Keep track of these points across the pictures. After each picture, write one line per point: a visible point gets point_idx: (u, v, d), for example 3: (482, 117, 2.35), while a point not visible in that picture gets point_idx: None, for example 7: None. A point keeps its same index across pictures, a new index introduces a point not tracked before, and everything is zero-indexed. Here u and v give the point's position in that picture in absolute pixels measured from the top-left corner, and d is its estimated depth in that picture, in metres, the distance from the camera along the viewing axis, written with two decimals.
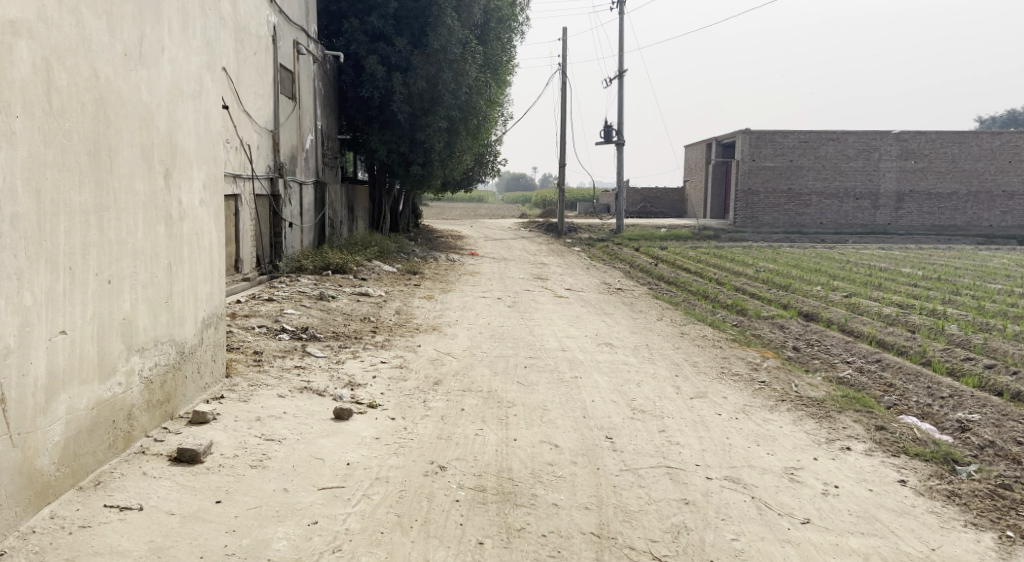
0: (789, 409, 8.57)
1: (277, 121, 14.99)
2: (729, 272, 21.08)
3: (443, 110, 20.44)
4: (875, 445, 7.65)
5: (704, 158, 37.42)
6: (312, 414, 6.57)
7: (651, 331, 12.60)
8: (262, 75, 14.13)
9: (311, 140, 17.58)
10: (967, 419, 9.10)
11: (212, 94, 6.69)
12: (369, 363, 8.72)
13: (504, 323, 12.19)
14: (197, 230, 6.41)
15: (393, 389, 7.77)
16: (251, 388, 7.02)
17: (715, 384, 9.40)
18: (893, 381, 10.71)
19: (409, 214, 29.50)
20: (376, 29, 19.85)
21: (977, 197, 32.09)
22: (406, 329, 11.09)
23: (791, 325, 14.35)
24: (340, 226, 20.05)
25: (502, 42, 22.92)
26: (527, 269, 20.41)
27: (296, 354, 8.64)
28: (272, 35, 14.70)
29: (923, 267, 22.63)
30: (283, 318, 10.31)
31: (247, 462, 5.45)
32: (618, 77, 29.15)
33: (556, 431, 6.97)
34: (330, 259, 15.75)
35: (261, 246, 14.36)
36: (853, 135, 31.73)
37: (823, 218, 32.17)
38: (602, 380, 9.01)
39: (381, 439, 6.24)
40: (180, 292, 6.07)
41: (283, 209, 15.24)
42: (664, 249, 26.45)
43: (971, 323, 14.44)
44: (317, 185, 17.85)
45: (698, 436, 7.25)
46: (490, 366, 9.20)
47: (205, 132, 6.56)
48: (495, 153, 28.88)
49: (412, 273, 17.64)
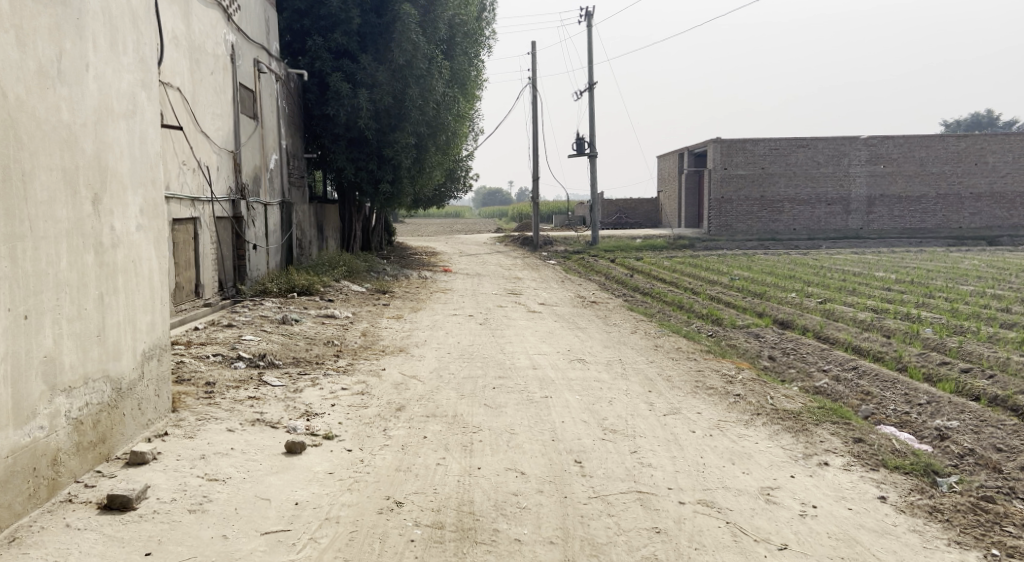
0: (765, 423, 8.29)
1: (238, 141, 14.62)
2: (703, 281, 20.88)
3: (410, 126, 20.14)
4: (853, 459, 7.37)
5: (677, 167, 37.35)
6: (261, 450, 6.28)
7: (626, 345, 12.33)
8: (220, 95, 13.77)
9: (275, 159, 17.21)
10: (946, 427, 8.88)
11: (149, 113, 6.38)
12: (329, 391, 8.37)
13: (474, 341, 11.86)
14: (134, 257, 6.11)
15: (352, 417, 7.43)
16: (197, 423, 6.71)
17: (689, 398, 9.13)
18: (870, 389, 10.49)
19: (381, 232, 29.11)
20: (340, 46, 19.50)
21: (945, 199, 32.17)
22: (371, 352, 10.73)
23: (766, 333, 14.13)
24: (308, 246, 19.65)
25: (468, 56, 22.67)
26: (500, 284, 20.10)
27: (251, 385, 8.28)
28: (230, 53, 14.33)
29: (896, 270, 22.56)
30: (240, 345, 9.95)
31: (185, 506, 5.15)
32: (589, 89, 29.00)
33: (523, 457, 6.65)
34: (295, 281, 15.30)
35: (223, 269, 13.96)
36: (822, 141, 31.76)
37: (795, 225, 32.13)
38: (573, 399, 8.71)
39: (335, 474, 5.92)
40: (115, 325, 5.77)
41: (246, 231, 14.85)
42: (640, 260, 26.24)
43: (945, 326, 14.28)
44: (282, 205, 17.48)
45: (671, 456, 6.95)
46: (457, 388, 8.86)
47: (141, 153, 6.25)
48: (467, 168, 28.59)
49: (382, 292, 17.28)
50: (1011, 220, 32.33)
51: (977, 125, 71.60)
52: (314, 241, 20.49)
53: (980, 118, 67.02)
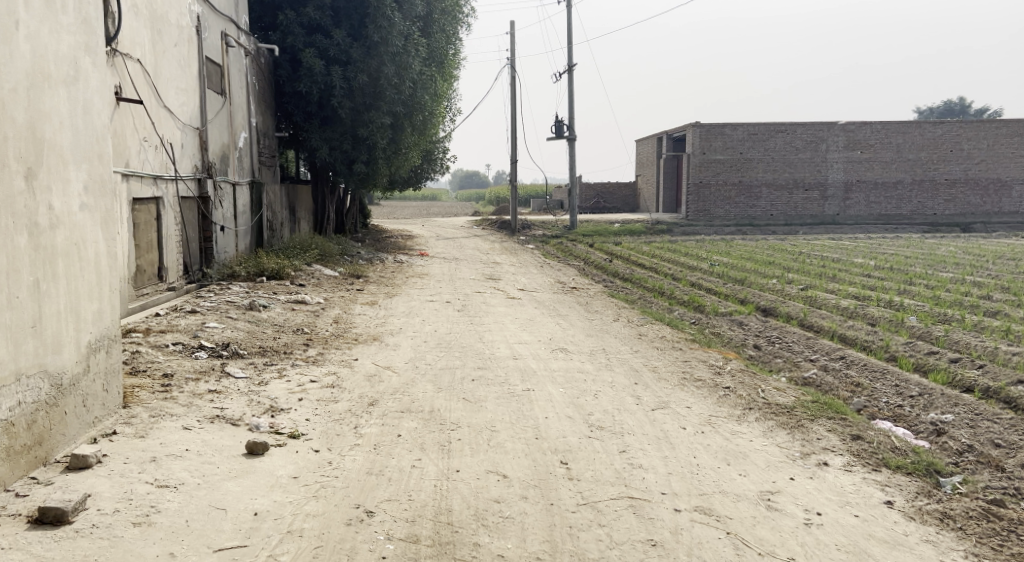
0: (759, 419, 7.82)
1: (205, 118, 13.97)
2: (683, 266, 20.45)
3: (386, 105, 19.49)
4: (853, 458, 6.90)
5: (655, 152, 36.91)
6: (220, 451, 5.79)
7: (608, 333, 11.86)
8: (184, 69, 13.10)
9: (245, 137, 16.53)
10: (941, 421, 8.48)
11: (95, 81, 6.03)
12: (296, 383, 7.83)
13: (451, 329, 11.34)
14: (78, 240, 5.72)
15: (321, 413, 6.91)
16: (151, 421, 6.20)
17: (678, 391, 8.67)
18: (859, 380, 10.09)
19: (356, 215, 28.46)
20: (313, 21, 18.81)
21: (921, 185, 31.98)
22: (343, 340, 10.17)
23: (750, 321, 13.73)
24: (279, 228, 18.99)
25: (446, 34, 22.03)
26: (478, 269, 19.58)
27: (213, 377, 7.74)
28: (196, 26, 13.64)
29: (875, 256, 22.27)
30: (202, 333, 9.37)
31: (129, 519, 4.71)
32: (568, 71, 28.46)
33: (504, 458, 6.15)
34: (264, 264, 14.68)
35: (188, 252, 13.32)
36: (800, 127, 31.45)
37: (773, 210, 31.83)
38: (556, 392, 8.22)
39: (299, 479, 5.44)
40: (52, 314, 5.36)
41: (214, 212, 14.20)
42: (618, 245, 25.78)
43: (929, 314, 13.95)
44: (252, 185, 16.81)
45: (663, 457, 6.49)
46: (433, 381, 8.33)
47: (85, 125, 5.89)
48: (444, 150, 27.95)
49: (356, 277, 16.70)
50: (985, 207, 32.22)
51: (949, 113, 71.86)
52: (286, 223, 19.86)
53: (952, 103, 67.21)
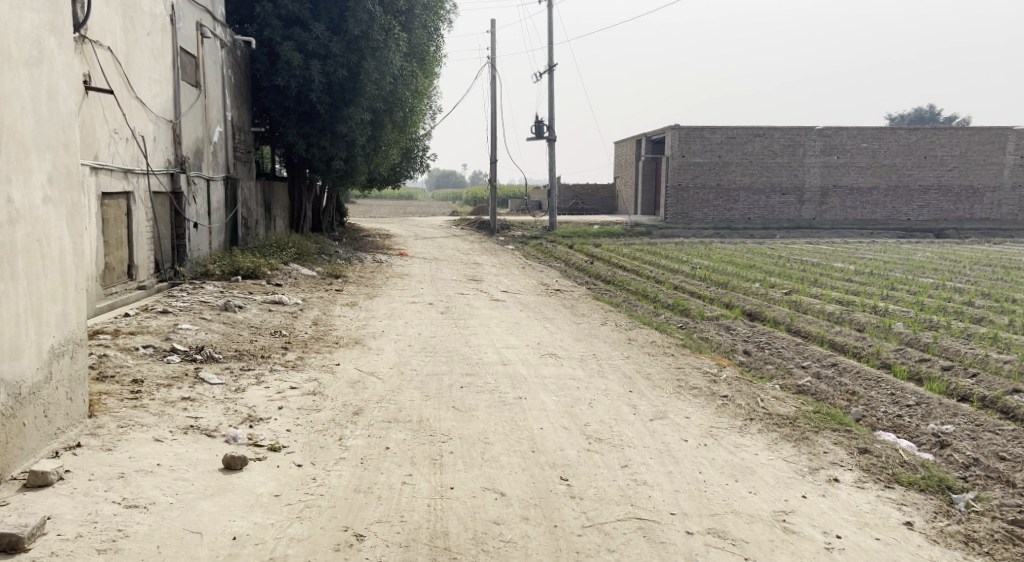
0: (761, 431, 7.45)
1: (179, 111, 13.44)
2: (664, 269, 20.14)
3: (365, 101, 18.95)
4: (864, 474, 6.55)
5: (634, 154, 36.68)
6: (195, 465, 5.36)
7: (596, 338, 11.50)
8: (158, 59, 12.58)
9: (219, 132, 15.96)
10: (942, 433, 8.13)
11: (60, 63, 5.69)
12: (274, 390, 7.37)
13: (435, 333, 10.90)
14: (40, 235, 5.37)
15: (302, 424, 6.46)
16: (119, 432, 5.78)
17: (674, 401, 8.30)
18: (855, 388, 9.72)
19: (334, 212, 27.91)
20: (291, 14, 18.26)
21: (897, 191, 31.94)
22: (323, 344, 9.71)
23: (737, 325, 13.41)
24: (254, 226, 18.41)
25: (427, 30, 21.57)
26: (459, 270, 19.15)
27: (186, 383, 7.29)
28: (170, 15, 13.11)
29: (853, 261, 22.10)
30: (175, 335, 8.87)
31: (92, 545, 4.41)
32: (549, 71, 28.09)
33: (500, 474, 5.75)
34: (239, 263, 14.15)
35: (160, 249, 12.77)
36: (779, 131, 31.29)
37: (752, 214, 31.68)
38: (549, 401, 7.82)
39: (281, 498, 5.05)
40: (8, 319, 5.01)
41: (187, 208, 13.64)
42: (598, 246, 25.48)
43: (916, 320, 13.69)
44: (226, 181, 16.25)
45: (667, 472, 6.11)
46: (419, 388, 7.89)
47: (48, 112, 5.54)
48: (423, 148, 27.48)
49: (335, 277, 16.21)
50: (958, 214, 32.25)
51: (920, 121, 72.72)
52: (262, 220, 19.33)
53: (921, 111, 67.88)
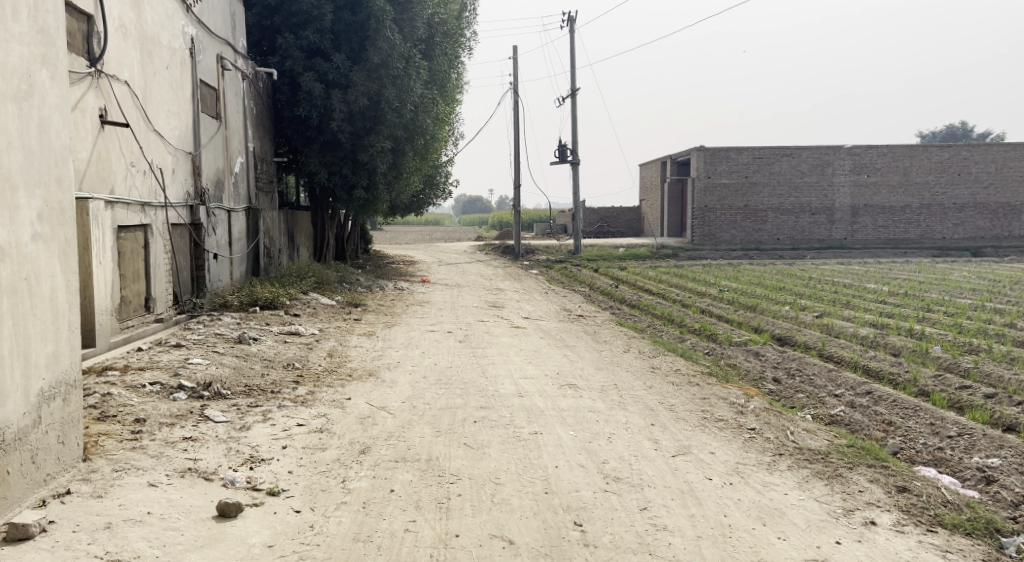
0: (791, 467, 7.07)
1: (198, 142, 13.34)
2: (691, 293, 19.74)
3: (387, 129, 18.83)
4: (903, 515, 6.17)
5: (660, 176, 36.34)
6: (187, 512, 5.26)
7: (619, 366, 11.16)
8: (177, 92, 12.50)
9: (240, 162, 15.86)
10: (987, 467, 7.71)
11: (53, 96, 5.55)
12: (280, 428, 7.12)
13: (452, 363, 10.61)
14: (28, 273, 5.22)
15: (305, 464, 6.20)
16: (113, 476, 5.58)
17: (698, 434, 7.95)
18: (892, 418, 9.28)
19: (357, 238, 27.73)
20: (312, 44, 18.15)
21: (930, 209, 31.31)
22: (337, 376, 9.47)
23: (766, 351, 13.00)
24: (276, 254, 18.26)
25: (448, 56, 21.48)
26: (482, 296, 18.88)
27: (190, 421, 7.06)
28: (190, 48, 13.04)
29: (887, 282, 21.53)
30: (184, 370, 8.65)
31: None
32: (572, 95, 27.91)
33: (510, 520, 5.50)
34: (258, 294, 13.97)
35: (178, 281, 12.63)
36: (806, 150, 30.82)
37: (780, 235, 31.16)
38: (566, 436, 7.50)
39: (275, 549, 4.99)
40: None
41: (206, 240, 13.51)
42: (624, 270, 25.12)
43: (954, 344, 13.19)
44: (247, 211, 16.13)
45: (689, 516, 5.80)
46: (432, 424, 7.61)
47: (40, 146, 5.40)
48: (446, 174, 27.32)
49: (355, 306, 16.02)
50: (994, 231, 31.49)
51: (952, 138, 71.93)
52: (284, 249, 19.20)
53: (953, 128, 67.14)
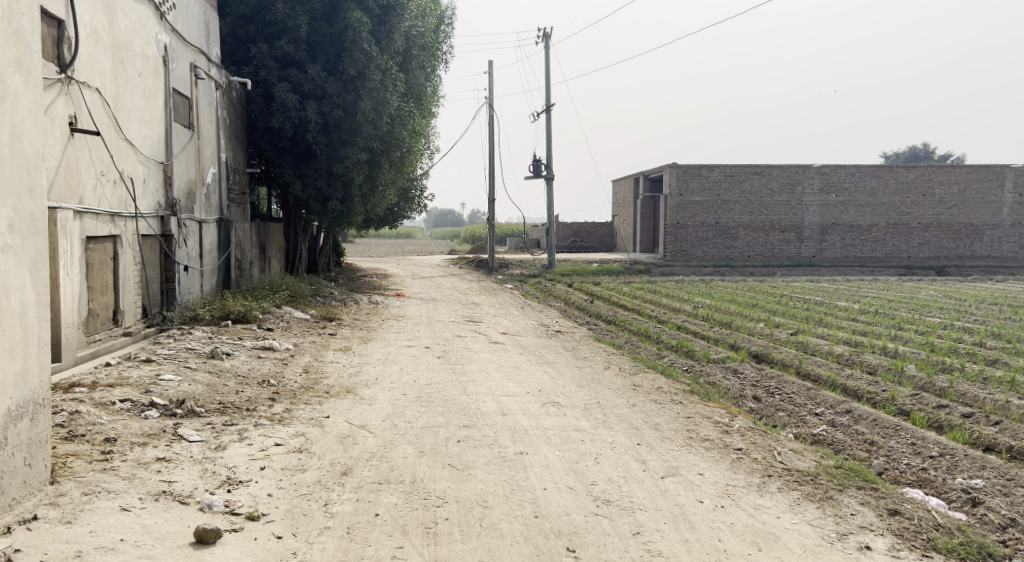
0: (781, 489, 6.94)
1: (171, 152, 13.05)
2: (666, 309, 19.63)
3: (362, 141, 18.62)
4: (896, 539, 6.08)
5: (633, 192, 36.35)
6: (162, 540, 5.06)
7: (599, 384, 11.00)
8: (150, 101, 12.23)
9: (212, 172, 15.55)
10: (972, 488, 7.64)
11: (26, 103, 5.36)
12: (257, 448, 6.87)
13: (432, 380, 10.38)
14: None
15: (285, 487, 5.96)
16: (83, 500, 5.35)
17: (685, 454, 7.80)
18: (873, 438, 9.17)
19: (330, 252, 27.37)
20: (287, 54, 17.80)
21: (898, 228, 31.58)
22: (314, 393, 9.22)
23: (744, 369, 12.90)
24: (247, 266, 17.91)
25: (424, 69, 21.30)
26: (457, 311, 18.67)
27: (163, 441, 6.79)
28: (164, 56, 12.77)
29: (858, 300, 21.60)
30: (156, 386, 8.36)
31: None
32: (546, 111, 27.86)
33: (501, 547, 5.37)
34: (230, 306, 13.67)
35: (148, 294, 12.31)
36: (777, 168, 30.97)
37: (752, 251, 31.24)
38: (552, 456, 7.32)
39: None
40: None
41: (177, 251, 13.20)
42: (598, 285, 25.03)
43: (928, 363, 13.18)
44: (219, 222, 15.81)
45: (682, 541, 5.69)
46: (414, 443, 7.39)
47: (11, 154, 5.20)
48: (420, 188, 27.11)
49: (329, 320, 15.75)
50: (959, 250, 31.83)
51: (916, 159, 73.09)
52: (256, 261, 18.86)
53: (919, 150, 68.15)
